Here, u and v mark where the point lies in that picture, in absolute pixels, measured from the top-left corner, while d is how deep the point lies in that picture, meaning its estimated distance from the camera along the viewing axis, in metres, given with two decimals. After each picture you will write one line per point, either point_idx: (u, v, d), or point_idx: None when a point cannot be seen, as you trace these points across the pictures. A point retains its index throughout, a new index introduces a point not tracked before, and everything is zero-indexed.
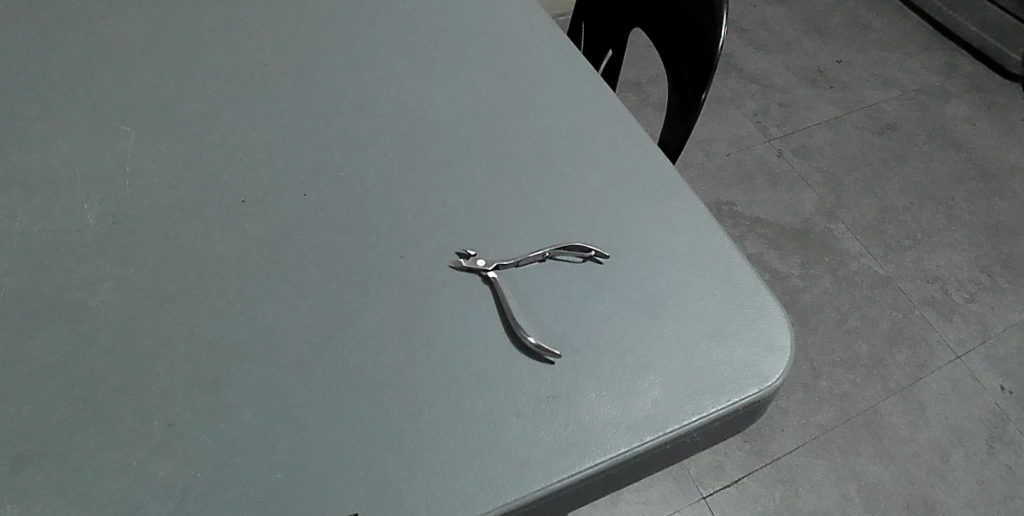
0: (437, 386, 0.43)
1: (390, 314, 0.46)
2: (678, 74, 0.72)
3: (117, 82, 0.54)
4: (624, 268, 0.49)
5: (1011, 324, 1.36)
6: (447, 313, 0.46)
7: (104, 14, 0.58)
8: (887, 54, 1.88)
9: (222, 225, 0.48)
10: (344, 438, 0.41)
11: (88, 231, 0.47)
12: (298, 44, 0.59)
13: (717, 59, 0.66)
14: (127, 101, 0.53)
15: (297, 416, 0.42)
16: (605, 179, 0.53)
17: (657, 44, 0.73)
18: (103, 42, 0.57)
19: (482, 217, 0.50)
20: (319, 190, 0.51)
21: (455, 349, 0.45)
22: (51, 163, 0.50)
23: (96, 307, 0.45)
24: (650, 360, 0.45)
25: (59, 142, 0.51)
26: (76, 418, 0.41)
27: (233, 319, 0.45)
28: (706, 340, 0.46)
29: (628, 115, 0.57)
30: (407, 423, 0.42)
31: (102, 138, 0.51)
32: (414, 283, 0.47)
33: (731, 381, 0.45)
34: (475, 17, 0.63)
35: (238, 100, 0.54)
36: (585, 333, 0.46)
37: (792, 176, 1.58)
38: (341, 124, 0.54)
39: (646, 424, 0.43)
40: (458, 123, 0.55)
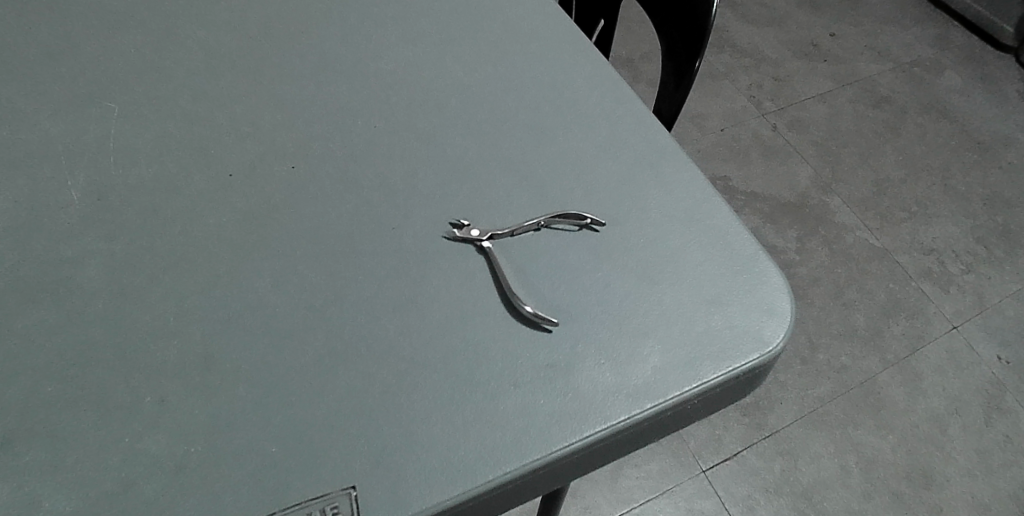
0: (432, 357, 0.43)
1: (383, 287, 0.45)
2: (671, 43, 0.70)
3: (97, 55, 0.53)
4: (622, 236, 0.48)
5: (1007, 295, 1.37)
6: (441, 284, 0.45)
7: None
8: (881, 26, 1.87)
9: (210, 199, 0.47)
10: (340, 412, 0.41)
11: (72, 207, 0.46)
12: (285, 15, 0.57)
13: (711, 26, 0.64)
14: (108, 76, 0.52)
15: (291, 390, 0.41)
16: (601, 146, 0.52)
17: (650, 12, 0.72)
18: (84, 15, 0.55)
19: (475, 188, 0.49)
20: (307, 162, 0.50)
21: (450, 319, 0.44)
22: (33, 139, 0.49)
23: (82, 285, 0.44)
24: (649, 328, 0.44)
25: (41, 118, 0.50)
26: (66, 396, 0.40)
27: (223, 293, 0.44)
28: (706, 306, 0.46)
29: (622, 82, 0.56)
30: (403, 395, 0.41)
31: (84, 113, 0.50)
32: (407, 254, 0.46)
33: (731, 346, 0.44)
34: None
35: (223, 73, 0.53)
36: (583, 303, 0.45)
37: (787, 150, 1.58)
38: (330, 96, 0.53)
39: (645, 392, 0.42)
40: (448, 93, 0.54)
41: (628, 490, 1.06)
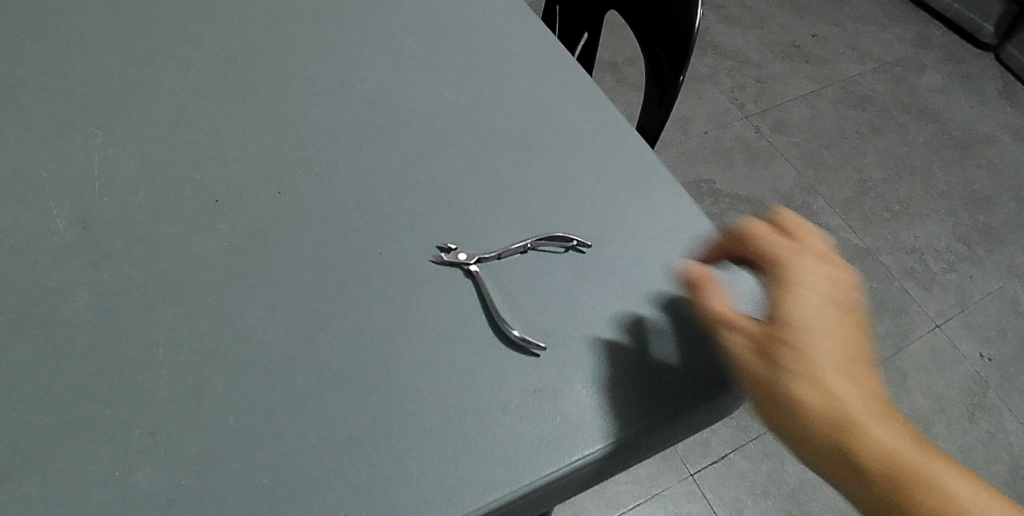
0: (423, 381, 0.43)
1: (375, 311, 0.45)
2: (655, 58, 0.71)
3: (79, 81, 0.53)
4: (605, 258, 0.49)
5: (989, 293, 1.41)
6: (430, 307, 0.46)
7: (62, 10, 0.57)
8: (861, 26, 1.90)
9: (196, 226, 0.48)
10: (329, 440, 0.41)
11: (57, 236, 0.46)
12: (269, 36, 0.57)
13: (693, 41, 0.65)
14: (91, 101, 0.52)
15: (280, 420, 0.41)
16: (587, 166, 0.53)
17: (634, 26, 0.73)
18: (65, 38, 0.55)
19: (462, 210, 0.50)
20: (294, 187, 0.50)
21: (440, 343, 0.45)
22: (15, 167, 0.49)
23: (68, 315, 0.43)
24: (636, 348, 0.45)
25: (23, 145, 0.50)
26: (56, 429, 0.40)
27: (211, 320, 0.44)
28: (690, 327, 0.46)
29: (606, 101, 0.57)
30: (392, 422, 0.42)
31: (68, 139, 0.50)
32: (398, 278, 0.47)
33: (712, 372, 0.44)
34: (449, 5, 0.62)
35: (207, 96, 0.53)
36: (571, 325, 0.46)
37: (771, 152, 1.60)
38: (315, 118, 0.53)
39: (634, 414, 0.43)
40: (434, 114, 0.55)
41: (617, 495, 1.06)
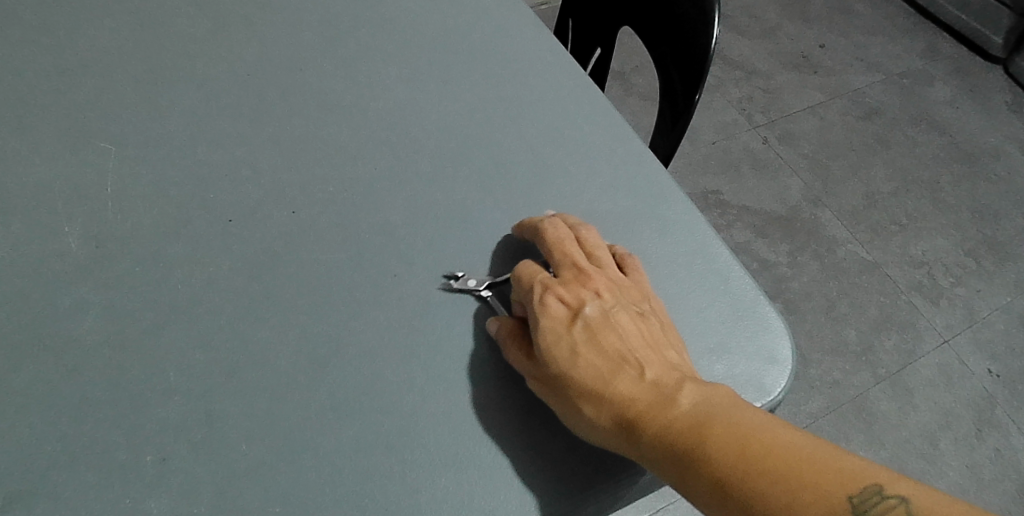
0: (435, 411, 0.43)
1: (388, 336, 0.45)
2: (669, 78, 0.71)
3: (93, 96, 0.53)
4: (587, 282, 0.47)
5: (997, 308, 1.40)
6: (445, 334, 0.46)
7: (78, 24, 0.57)
8: (870, 37, 1.89)
9: (209, 246, 0.47)
10: (341, 469, 0.41)
11: (69, 255, 0.46)
12: (284, 52, 0.57)
13: (708, 61, 0.65)
14: (105, 116, 0.52)
15: (292, 448, 0.41)
16: (603, 188, 0.53)
17: (649, 47, 0.73)
18: (80, 52, 0.55)
19: (476, 233, 0.50)
20: (307, 206, 0.50)
21: (453, 371, 0.45)
22: (28, 184, 0.48)
23: (80, 336, 0.43)
24: None
25: (37, 161, 0.49)
26: (68, 453, 0.40)
27: (224, 344, 0.44)
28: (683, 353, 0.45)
29: (621, 121, 0.57)
30: (404, 450, 0.42)
31: (81, 156, 0.50)
32: (411, 303, 0.47)
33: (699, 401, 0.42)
34: (464, 21, 0.62)
35: (221, 112, 0.53)
36: None
37: (778, 164, 1.59)
38: (330, 136, 0.53)
39: None
40: (448, 133, 0.54)
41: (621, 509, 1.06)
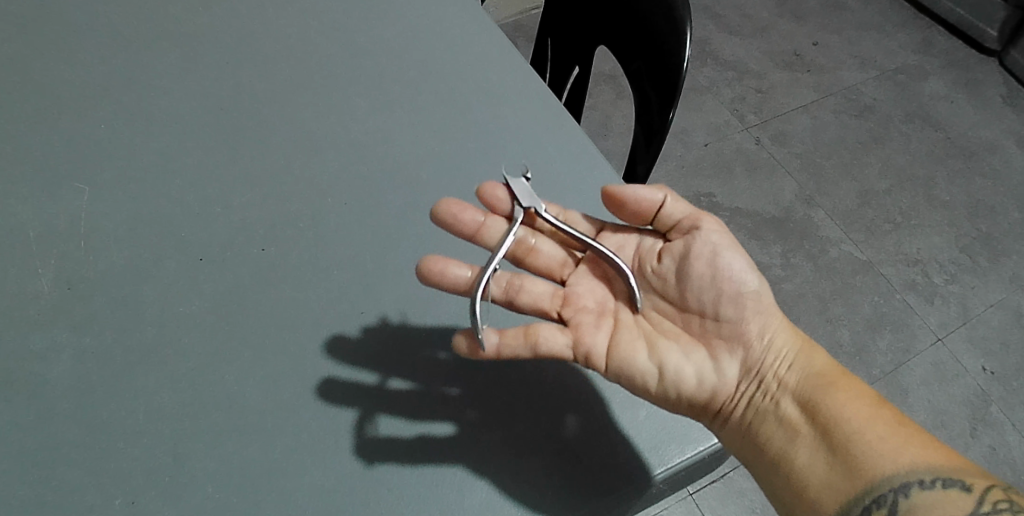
0: (398, 443, 0.48)
1: (357, 375, 0.49)
2: (644, 95, 0.72)
3: (76, 145, 0.56)
4: (696, 249, 0.54)
5: (992, 304, 1.41)
6: (412, 370, 0.50)
7: (61, 74, 0.60)
8: (864, 33, 1.89)
9: (180, 286, 0.51)
10: (306, 501, 0.45)
11: (43, 297, 0.49)
12: (266, 86, 0.61)
13: (681, 82, 0.65)
14: (83, 162, 0.55)
15: (258, 484, 0.45)
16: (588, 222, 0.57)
17: (625, 61, 0.73)
18: (61, 99, 0.58)
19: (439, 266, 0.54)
20: (277, 242, 0.53)
21: (418, 407, 0.49)
22: (8, 230, 0.52)
23: (53, 376, 0.47)
24: (619, 412, 0.52)
25: (16, 208, 0.53)
26: (58, 490, 0.44)
27: (192, 382, 0.48)
28: (768, 325, 0.55)
29: (593, 151, 0.60)
30: (363, 483, 0.46)
31: (57, 200, 0.53)
32: (381, 342, 0.51)
33: (799, 373, 0.54)
34: (437, 51, 0.64)
35: (199, 153, 0.56)
36: (563, 387, 0.52)
37: (771, 165, 1.60)
38: (304, 171, 0.56)
39: (616, 475, 0.49)
40: (419, 165, 0.58)
41: None
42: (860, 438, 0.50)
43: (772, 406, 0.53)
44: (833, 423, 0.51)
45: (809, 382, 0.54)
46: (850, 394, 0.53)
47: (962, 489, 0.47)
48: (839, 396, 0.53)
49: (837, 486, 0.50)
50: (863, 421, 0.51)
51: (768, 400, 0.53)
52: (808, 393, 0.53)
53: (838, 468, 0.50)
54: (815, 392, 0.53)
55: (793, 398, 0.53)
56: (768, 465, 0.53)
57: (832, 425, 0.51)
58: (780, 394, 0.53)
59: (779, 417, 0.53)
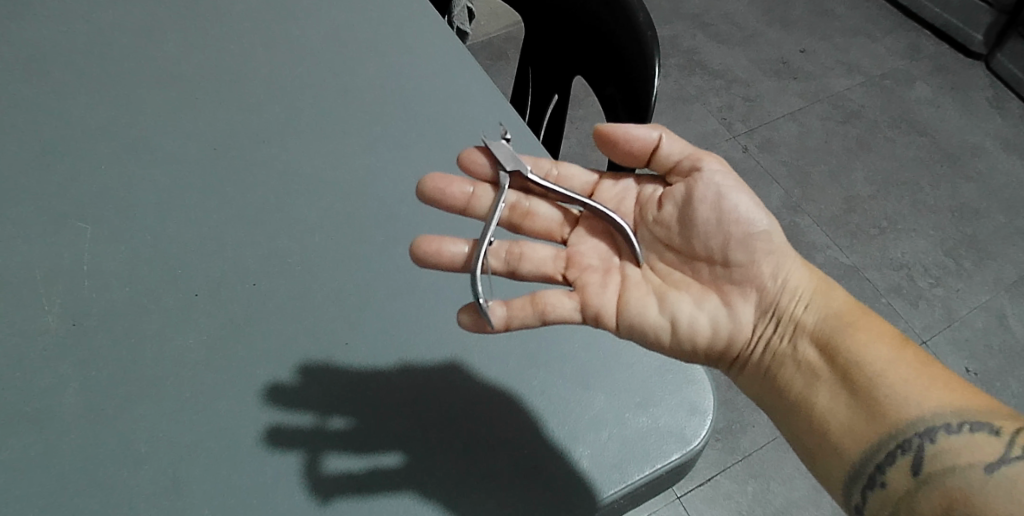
0: (347, 474, 0.62)
1: (317, 418, 0.65)
2: (619, 117, 0.77)
3: (111, 235, 0.72)
4: (700, 191, 0.72)
5: (976, 306, 1.58)
6: (360, 401, 0.65)
7: (103, 173, 0.76)
8: (850, 40, 2.10)
9: (178, 316, 0.68)
10: (262, 474, 0.62)
11: (50, 331, 0.66)
12: (307, 150, 0.79)
13: (652, 107, 0.70)
14: (99, 223, 0.72)
15: (231, 460, 0.62)
16: (585, 179, 0.79)
17: (600, 87, 0.79)
18: (95, 174, 0.76)
19: (407, 293, 0.71)
20: (276, 279, 0.71)
21: (364, 443, 0.64)
22: (36, 276, 0.69)
23: (64, 387, 0.64)
24: (590, 433, 0.65)
25: (37, 259, 0.70)
26: (75, 469, 0.61)
27: (177, 389, 0.65)
28: (778, 268, 0.72)
29: (549, 165, 0.78)
30: (301, 460, 0.62)
31: (68, 255, 0.70)
32: (332, 354, 0.67)
33: (815, 313, 0.71)
34: (426, 118, 0.82)
35: (223, 212, 0.74)
36: (544, 407, 0.66)
37: (758, 172, 1.79)
38: (317, 225, 0.74)
39: (580, 484, 0.63)
40: (400, 209, 0.76)
41: None
42: (882, 376, 0.66)
43: (792, 349, 0.70)
44: (855, 365, 0.67)
45: (827, 324, 0.70)
46: (867, 334, 0.68)
47: (992, 433, 0.61)
48: (857, 336, 0.68)
49: (862, 419, 0.65)
50: (885, 358, 0.66)
51: (786, 342, 0.70)
52: (825, 334, 0.70)
53: (860, 405, 0.66)
54: (834, 334, 0.69)
55: (813, 340, 0.70)
56: (792, 400, 0.70)
57: (853, 367, 0.67)
58: (800, 336, 0.70)
59: (801, 357, 0.70)
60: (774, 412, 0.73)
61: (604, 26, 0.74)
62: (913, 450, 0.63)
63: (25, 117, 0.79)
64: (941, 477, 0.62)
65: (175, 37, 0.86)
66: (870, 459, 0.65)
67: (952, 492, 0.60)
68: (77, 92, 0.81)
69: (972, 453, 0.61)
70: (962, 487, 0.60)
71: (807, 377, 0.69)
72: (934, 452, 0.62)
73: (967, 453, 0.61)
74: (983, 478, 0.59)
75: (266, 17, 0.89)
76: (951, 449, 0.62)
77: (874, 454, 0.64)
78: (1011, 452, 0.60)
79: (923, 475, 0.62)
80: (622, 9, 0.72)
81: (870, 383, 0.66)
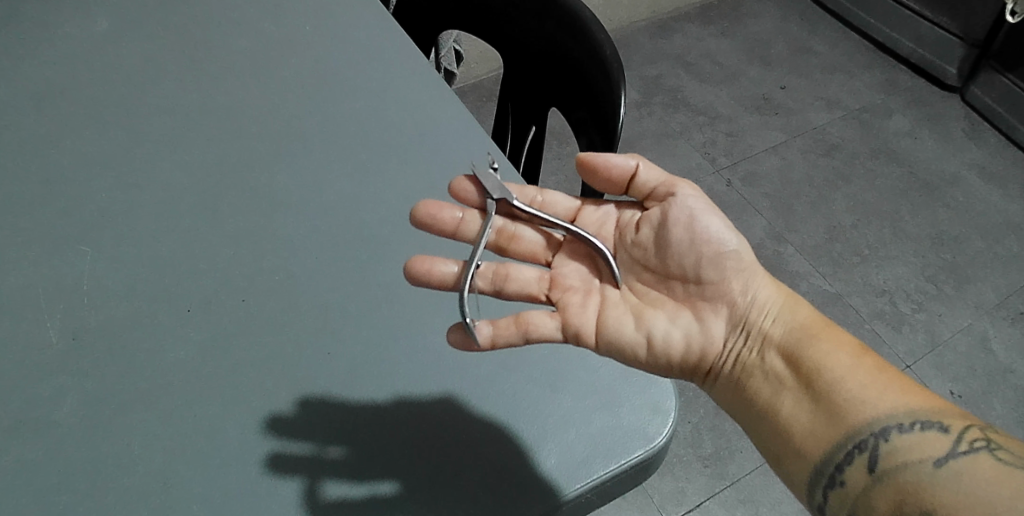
0: (346, 501, 0.63)
1: (317, 446, 0.66)
2: (589, 140, 0.84)
3: (105, 264, 0.75)
4: (674, 214, 0.76)
5: (958, 330, 1.61)
6: (341, 406, 0.68)
7: (102, 201, 0.80)
8: (829, 76, 2.17)
9: (170, 332, 0.71)
10: (247, 477, 0.64)
11: (49, 347, 0.70)
12: (296, 176, 0.83)
13: (619, 127, 0.77)
14: (98, 248, 0.76)
15: (217, 465, 0.64)
16: (567, 205, 0.83)
17: (571, 111, 0.86)
18: (94, 203, 0.80)
19: (388, 305, 0.74)
20: (264, 295, 0.74)
21: (362, 470, 0.65)
22: (38, 298, 0.73)
23: (60, 400, 0.67)
24: (556, 432, 0.67)
25: (39, 282, 0.74)
26: (69, 476, 0.63)
27: (167, 399, 0.67)
28: (748, 285, 0.77)
29: (534, 192, 0.82)
30: (284, 463, 0.65)
31: (67, 278, 0.74)
32: (316, 363, 0.70)
33: (782, 326, 0.75)
34: (409, 143, 0.87)
35: (215, 235, 0.78)
36: (512, 408, 0.68)
37: (742, 204, 1.84)
38: (303, 246, 0.78)
39: (547, 480, 0.65)
40: (383, 227, 0.80)
41: None
42: (843, 383, 0.70)
43: (760, 360, 0.75)
44: (817, 371, 0.71)
45: (794, 336, 0.75)
46: (831, 344, 0.73)
47: (942, 430, 0.65)
48: (821, 347, 0.73)
49: (822, 422, 0.70)
50: (846, 367, 0.71)
51: (755, 355, 0.75)
52: (791, 346, 0.74)
53: (822, 408, 0.70)
54: (799, 345, 0.74)
55: (780, 351, 0.75)
56: (760, 407, 0.75)
57: (817, 374, 0.71)
58: (768, 347, 0.75)
59: (769, 367, 0.74)
60: (745, 420, 0.77)
61: (575, 58, 0.82)
62: (870, 449, 0.67)
63: (29, 159, 0.83)
64: (895, 473, 0.65)
65: (173, 80, 0.91)
66: (830, 459, 0.69)
67: (905, 486, 0.64)
68: (78, 134, 0.85)
69: (923, 449, 0.64)
70: (914, 482, 0.63)
71: (774, 385, 0.74)
72: (888, 450, 0.66)
73: (919, 449, 0.65)
74: (933, 472, 0.63)
75: (261, 58, 0.94)
76: (904, 447, 0.65)
77: (834, 455, 0.68)
78: (961, 448, 0.63)
79: (879, 472, 0.66)
80: (590, 41, 0.79)
81: (830, 388, 0.70)
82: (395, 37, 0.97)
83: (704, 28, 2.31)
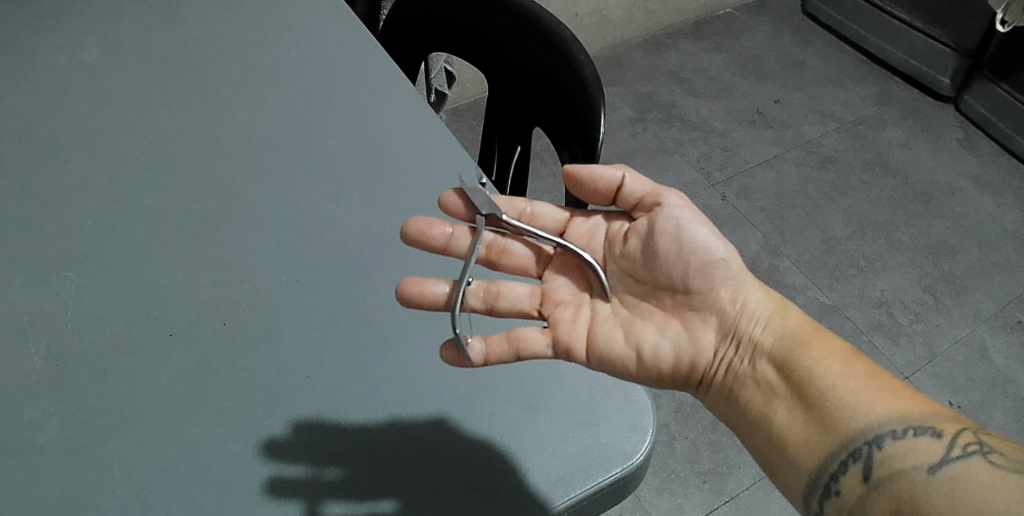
0: None
1: (294, 476, 0.66)
2: (570, 154, 0.85)
3: (91, 289, 0.76)
4: (660, 225, 0.77)
5: (957, 340, 1.61)
6: (321, 427, 0.68)
7: (90, 228, 0.81)
8: (822, 89, 2.18)
9: (153, 356, 0.72)
10: (227, 500, 0.64)
11: (34, 374, 0.70)
12: (281, 199, 0.84)
13: (599, 143, 0.78)
14: (84, 274, 0.77)
15: (199, 489, 0.65)
16: (558, 216, 0.84)
17: (553, 126, 0.87)
18: (82, 230, 0.81)
19: (370, 326, 0.74)
20: (248, 318, 0.74)
21: (350, 502, 0.65)
22: (24, 324, 0.74)
23: (45, 425, 0.67)
24: (534, 449, 0.67)
25: (26, 309, 0.75)
26: (51, 502, 0.64)
27: (148, 423, 0.68)
28: (737, 293, 0.77)
29: (523, 205, 0.82)
30: (265, 486, 0.65)
31: (54, 304, 0.75)
32: (297, 387, 0.70)
33: (772, 334, 0.75)
34: (393, 166, 0.88)
35: (200, 258, 0.79)
36: (490, 425, 0.69)
37: (737, 218, 1.84)
38: (287, 269, 0.78)
39: (525, 498, 0.65)
40: (366, 248, 0.80)
41: None
42: (834, 390, 0.70)
43: (751, 369, 0.75)
44: (808, 378, 0.71)
45: (784, 344, 0.75)
46: (821, 351, 0.73)
47: (934, 435, 0.65)
48: (811, 354, 0.73)
49: (814, 431, 0.70)
50: (837, 374, 0.71)
51: (745, 364, 0.75)
52: (781, 354, 0.74)
53: (813, 416, 0.70)
54: (789, 352, 0.74)
55: (771, 359, 0.75)
56: (752, 417, 0.75)
57: (807, 382, 0.71)
58: (758, 356, 0.75)
59: (760, 376, 0.74)
60: (739, 430, 0.77)
61: (557, 77, 0.84)
62: (864, 457, 0.67)
63: (19, 188, 0.84)
64: (888, 482, 0.65)
65: (165, 106, 0.93)
66: (824, 468, 0.68)
67: (900, 494, 0.63)
68: (69, 162, 0.87)
69: (916, 455, 0.64)
70: (909, 490, 0.63)
71: (766, 394, 0.74)
72: (881, 457, 0.66)
73: (912, 456, 0.64)
74: (927, 479, 0.62)
75: (250, 85, 0.95)
76: (897, 453, 0.65)
77: (828, 464, 0.68)
78: (953, 452, 0.63)
79: (874, 480, 0.66)
80: (569, 59, 0.81)
81: (821, 395, 0.70)
82: (381, 61, 0.99)
83: (698, 44, 2.33)
